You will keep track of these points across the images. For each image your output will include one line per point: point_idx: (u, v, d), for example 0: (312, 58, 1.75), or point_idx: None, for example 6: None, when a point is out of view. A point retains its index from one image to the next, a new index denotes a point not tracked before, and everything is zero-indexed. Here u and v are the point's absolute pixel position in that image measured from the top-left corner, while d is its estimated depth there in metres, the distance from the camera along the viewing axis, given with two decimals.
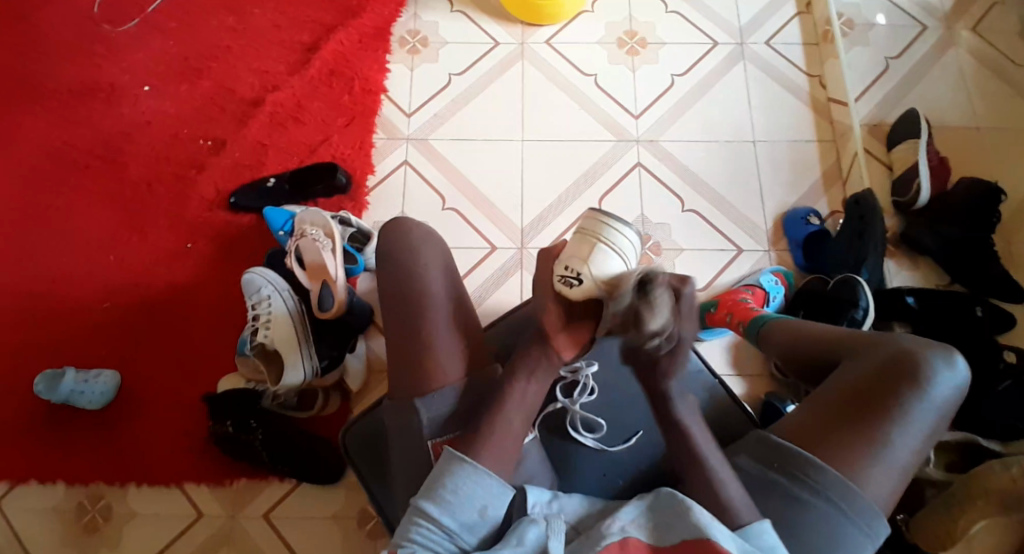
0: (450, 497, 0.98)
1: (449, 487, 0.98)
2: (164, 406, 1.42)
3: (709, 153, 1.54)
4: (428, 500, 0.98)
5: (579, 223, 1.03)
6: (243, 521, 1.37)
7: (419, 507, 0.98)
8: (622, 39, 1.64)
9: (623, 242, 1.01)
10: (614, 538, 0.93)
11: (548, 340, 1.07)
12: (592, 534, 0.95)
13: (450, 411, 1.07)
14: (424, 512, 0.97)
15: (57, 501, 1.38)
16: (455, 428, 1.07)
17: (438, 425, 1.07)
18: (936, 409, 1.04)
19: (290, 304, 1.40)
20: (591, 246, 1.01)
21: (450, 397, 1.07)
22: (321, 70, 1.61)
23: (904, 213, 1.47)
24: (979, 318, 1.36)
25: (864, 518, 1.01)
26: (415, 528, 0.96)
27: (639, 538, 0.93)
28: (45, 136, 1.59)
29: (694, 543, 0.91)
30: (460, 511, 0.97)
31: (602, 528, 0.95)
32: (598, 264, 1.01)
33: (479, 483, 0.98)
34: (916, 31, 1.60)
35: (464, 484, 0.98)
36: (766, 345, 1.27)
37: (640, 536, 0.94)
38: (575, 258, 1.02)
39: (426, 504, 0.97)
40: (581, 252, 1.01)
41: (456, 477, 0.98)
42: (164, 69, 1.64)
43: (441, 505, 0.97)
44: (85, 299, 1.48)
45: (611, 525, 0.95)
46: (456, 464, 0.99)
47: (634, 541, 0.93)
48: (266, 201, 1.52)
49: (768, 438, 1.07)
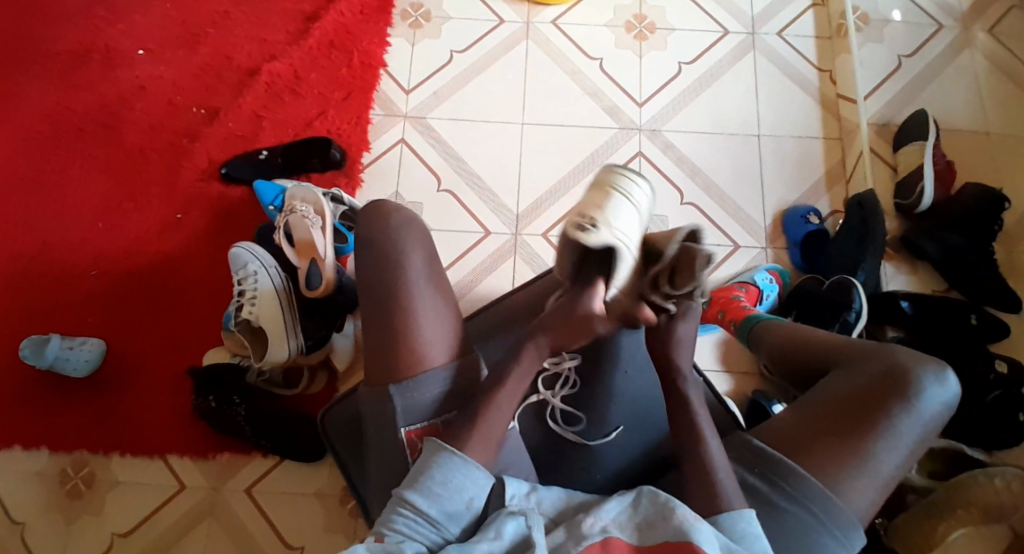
0: (438, 489, 0.95)
1: (438, 479, 0.96)
2: (151, 377, 1.41)
3: (713, 147, 1.51)
4: (413, 491, 0.95)
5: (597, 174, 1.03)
6: (226, 494, 1.37)
7: (403, 497, 0.95)
8: (631, 22, 1.59)
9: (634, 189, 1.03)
10: (596, 538, 0.91)
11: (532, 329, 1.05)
12: (573, 531, 0.93)
13: (434, 397, 1.05)
14: (409, 502, 0.94)
15: (41, 467, 1.38)
16: (444, 412, 1.05)
17: (424, 411, 1.04)
18: (924, 424, 1.03)
19: (277, 282, 1.37)
20: (604, 197, 1.01)
21: (437, 383, 1.04)
22: (319, 41, 1.57)
23: (906, 216, 1.45)
24: (971, 325, 1.34)
25: (840, 528, 1.00)
26: (398, 518, 0.93)
27: (620, 539, 0.92)
28: (37, 96, 1.56)
29: (676, 543, 0.90)
30: (448, 503, 0.95)
31: (584, 526, 0.92)
32: (612, 211, 1.00)
33: (467, 476, 0.96)
34: (932, 29, 1.56)
35: (452, 476, 0.96)
36: (757, 345, 1.25)
37: (621, 536, 0.92)
38: (590, 208, 1.00)
39: (411, 495, 0.95)
40: (595, 201, 1.01)
41: (444, 468, 0.96)
42: (161, 33, 1.60)
43: (427, 496, 0.94)
44: (74, 265, 1.46)
45: (590, 524, 0.93)
46: (446, 455, 0.97)
47: (616, 541, 0.91)
48: (259, 174, 1.49)
49: (750, 443, 1.06)
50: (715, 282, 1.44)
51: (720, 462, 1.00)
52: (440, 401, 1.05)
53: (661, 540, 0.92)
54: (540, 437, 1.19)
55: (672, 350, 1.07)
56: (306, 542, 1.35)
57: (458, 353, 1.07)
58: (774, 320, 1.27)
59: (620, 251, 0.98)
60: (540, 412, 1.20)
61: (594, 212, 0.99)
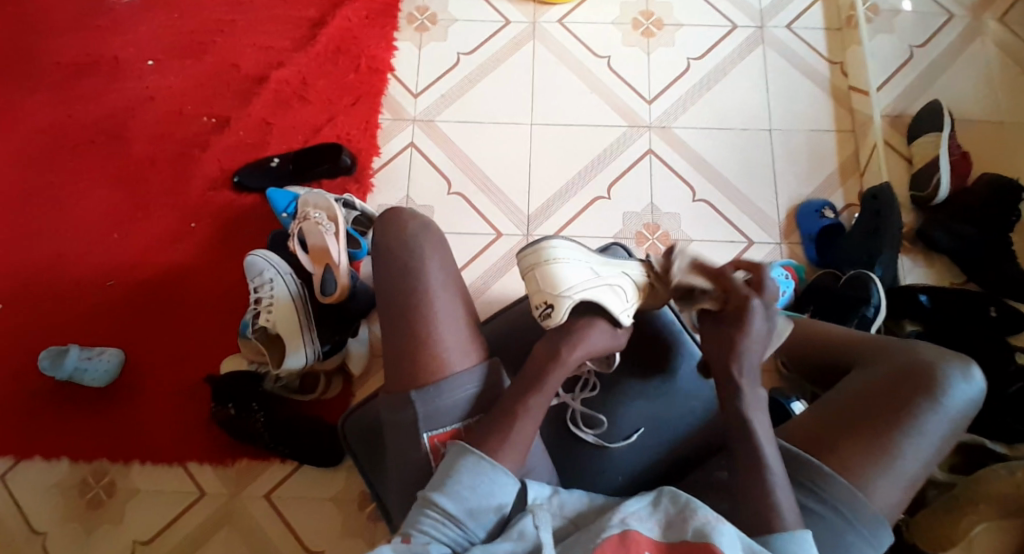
0: (465, 492, 0.95)
1: (466, 483, 0.95)
2: (169, 385, 1.42)
3: (723, 142, 1.50)
4: (441, 493, 0.95)
5: (523, 263, 1.12)
6: (245, 500, 1.38)
7: (431, 499, 0.95)
8: (637, 20, 1.58)
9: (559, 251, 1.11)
10: (615, 531, 0.91)
11: (571, 345, 1.05)
12: (594, 526, 0.92)
13: (470, 397, 1.05)
14: (436, 504, 0.94)
15: (62, 477, 1.39)
16: (475, 412, 1.05)
17: (453, 413, 1.04)
18: (950, 421, 1.02)
19: (292, 288, 1.39)
20: (540, 272, 1.11)
21: (472, 381, 1.05)
22: (326, 47, 1.58)
23: (922, 209, 1.43)
24: (992, 319, 1.32)
25: (868, 527, 0.99)
26: (426, 520, 0.93)
27: (640, 532, 0.91)
28: (49, 110, 1.57)
29: (695, 544, 0.90)
30: (475, 508, 0.94)
31: (605, 520, 0.92)
32: (552, 280, 1.09)
33: (497, 483, 0.96)
34: (943, 19, 1.54)
35: (481, 481, 0.96)
36: (778, 344, 1.24)
37: (640, 530, 0.92)
38: (539, 292, 1.10)
39: (438, 497, 0.94)
40: (537, 284, 1.11)
41: (472, 473, 0.96)
42: (169, 44, 1.61)
43: (455, 498, 0.94)
44: (90, 277, 1.47)
45: (612, 517, 0.92)
46: (473, 460, 0.97)
47: (635, 533, 0.91)
48: (271, 181, 1.50)
49: (774, 443, 1.05)
50: None
51: (770, 461, 0.98)
52: (471, 403, 1.05)
53: (679, 540, 0.91)
54: (554, 441, 1.17)
55: (738, 343, 1.02)
56: (325, 547, 1.35)
57: (481, 358, 1.07)
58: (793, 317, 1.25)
59: (586, 298, 1.08)
60: (560, 415, 1.18)
61: (543, 296, 1.09)
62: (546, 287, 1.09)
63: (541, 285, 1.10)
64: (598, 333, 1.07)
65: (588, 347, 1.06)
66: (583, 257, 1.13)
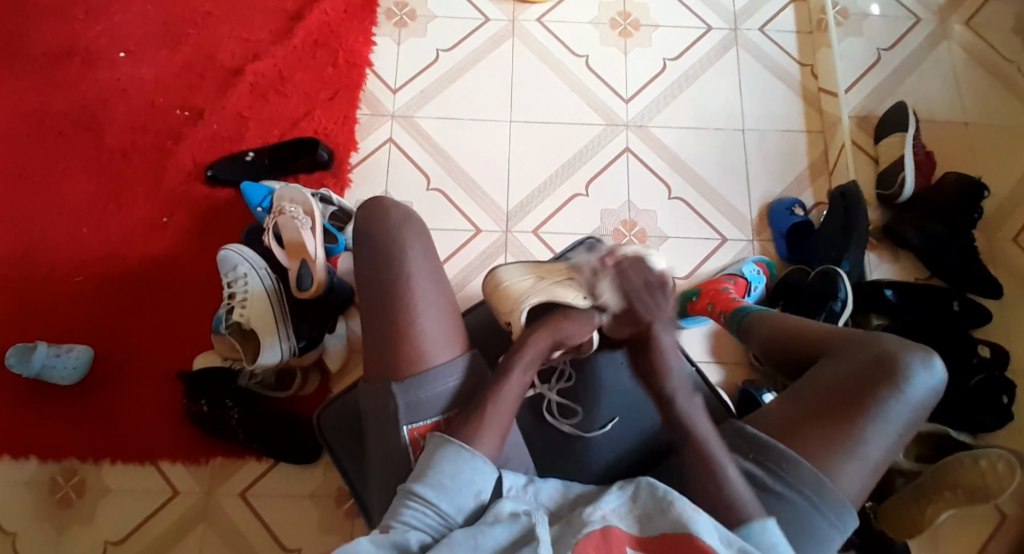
0: (446, 482, 0.95)
1: (446, 472, 0.95)
2: (141, 381, 1.39)
3: (699, 141, 1.53)
4: (421, 484, 0.95)
5: (488, 297, 1.23)
6: (219, 498, 1.36)
7: (412, 490, 0.95)
8: (615, 19, 1.61)
9: (510, 275, 1.22)
10: (596, 526, 0.91)
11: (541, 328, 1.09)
12: (574, 521, 0.93)
13: (454, 387, 1.05)
14: (417, 494, 0.94)
15: (29, 476, 1.35)
16: (457, 404, 1.05)
17: (434, 406, 1.04)
18: (913, 408, 1.05)
19: (267, 283, 1.37)
20: (499, 297, 1.20)
21: (456, 373, 1.05)
22: (304, 40, 1.57)
23: (888, 206, 1.48)
24: (954, 312, 1.37)
25: (835, 511, 1.02)
26: (408, 510, 0.93)
27: (620, 528, 0.92)
28: (16, 100, 1.53)
29: (674, 535, 0.91)
30: (456, 497, 0.94)
31: (584, 515, 0.93)
32: (507, 301, 1.19)
33: (476, 471, 0.96)
34: (911, 23, 1.60)
35: (462, 470, 0.96)
36: (746, 336, 1.26)
37: (621, 526, 0.93)
38: (503, 312, 1.19)
39: (420, 487, 0.94)
40: (501, 308, 1.19)
41: (451, 461, 0.96)
42: (142, 35, 1.59)
43: (436, 488, 0.94)
44: (57, 271, 1.44)
45: (591, 512, 0.93)
46: (453, 449, 0.97)
47: (616, 530, 0.92)
48: (246, 174, 1.48)
49: (743, 430, 1.07)
50: (704, 274, 1.45)
51: None
52: (454, 395, 1.05)
53: (660, 531, 0.92)
54: (533, 433, 1.18)
55: (659, 363, 1.08)
56: (299, 544, 1.34)
57: (464, 349, 1.08)
58: (763, 311, 1.28)
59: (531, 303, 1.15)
60: (536, 405, 1.19)
61: (506, 315, 1.18)
62: (504, 310, 1.18)
63: (501, 306, 1.19)
64: (569, 322, 1.10)
65: (560, 333, 1.09)
66: (530, 269, 1.22)
